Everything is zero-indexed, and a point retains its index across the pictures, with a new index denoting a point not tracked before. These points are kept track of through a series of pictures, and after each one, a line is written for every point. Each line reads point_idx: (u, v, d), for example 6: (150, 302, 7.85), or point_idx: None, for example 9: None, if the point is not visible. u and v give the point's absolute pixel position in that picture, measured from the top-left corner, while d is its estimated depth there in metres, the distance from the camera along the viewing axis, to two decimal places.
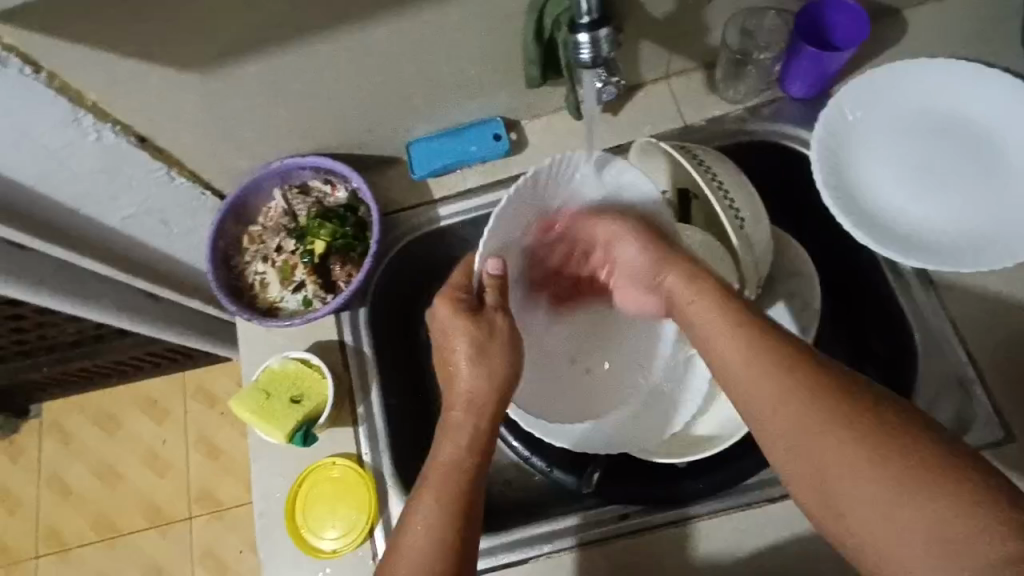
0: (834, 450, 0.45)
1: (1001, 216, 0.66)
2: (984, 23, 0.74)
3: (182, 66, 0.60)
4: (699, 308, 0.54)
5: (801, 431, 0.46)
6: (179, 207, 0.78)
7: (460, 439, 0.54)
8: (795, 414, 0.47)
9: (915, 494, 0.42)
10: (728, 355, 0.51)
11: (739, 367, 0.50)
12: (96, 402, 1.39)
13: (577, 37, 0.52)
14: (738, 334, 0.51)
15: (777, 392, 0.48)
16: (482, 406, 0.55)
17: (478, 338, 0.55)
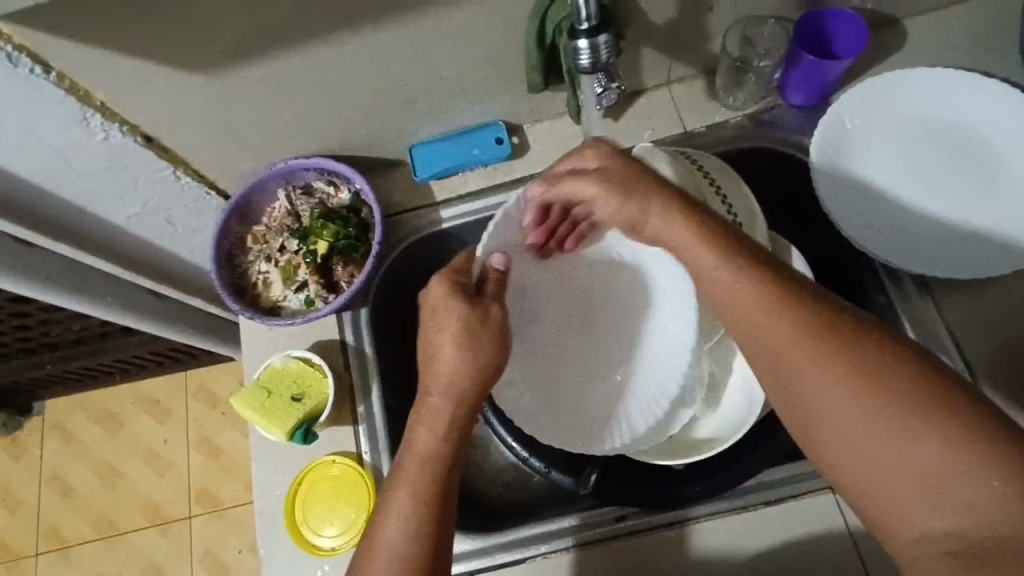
0: (821, 383, 0.45)
1: (998, 225, 0.67)
2: (983, 32, 0.75)
3: (189, 67, 0.61)
4: (676, 228, 0.54)
5: (778, 345, 0.47)
6: (184, 207, 0.79)
7: (438, 428, 0.54)
8: (771, 327, 0.48)
9: (907, 428, 0.41)
10: (717, 286, 0.51)
11: (721, 280, 0.51)
12: (99, 400, 1.40)
13: (577, 43, 0.53)
14: (723, 268, 0.51)
15: (753, 305, 0.49)
16: (460, 395, 0.54)
17: (469, 325, 0.55)
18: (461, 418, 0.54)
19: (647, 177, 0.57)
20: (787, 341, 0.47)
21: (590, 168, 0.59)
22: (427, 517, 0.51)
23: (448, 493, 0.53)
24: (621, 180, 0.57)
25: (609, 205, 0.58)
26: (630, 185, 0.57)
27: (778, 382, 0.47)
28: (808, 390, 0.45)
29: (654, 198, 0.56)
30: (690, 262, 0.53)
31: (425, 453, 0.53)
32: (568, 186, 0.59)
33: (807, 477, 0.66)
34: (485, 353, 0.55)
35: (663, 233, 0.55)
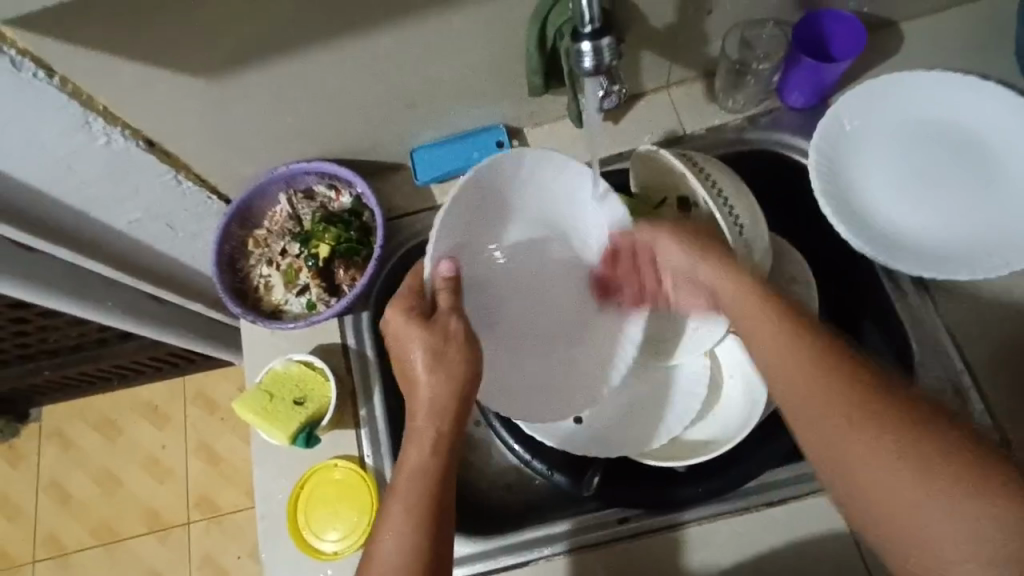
0: (866, 446, 0.48)
1: (996, 225, 0.67)
2: (979, 34, 0.75)
3: (192, 72, 0.61)
4: (732, 283, 0.56)
5: (823, 400, 0.50)
6: (185, 211, 0.79)
7: (424, 444, 0.54)
8: (817, 384, 0.50)
9: (946, 494, 0.45)
10: (767, 346, 0.53)
11: (770, 336, 0.53)
12: (98, 406, 1.39)
13: (580, 46, 0.53)
14: (773, 326, 0.54)
15: (799, 362, 0.51)
16: (444, 411, 0.55)
17: (434, 344, 0.55)
18: (448, 432, 0.54)
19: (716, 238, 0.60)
20: (843, 413, 0.49)
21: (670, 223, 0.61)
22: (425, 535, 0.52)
23: (443, 508, 0.53)
24: (689, 230, 0.60)
25: (678, 254, 0.60)
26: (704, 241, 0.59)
27: (832, 448, 0.49)
28: (846, 444, 0.48)
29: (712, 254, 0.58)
30: (742, 321, 0.56)
31: (416, 471, 0.53)
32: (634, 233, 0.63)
33: (808, 478, 0.67)
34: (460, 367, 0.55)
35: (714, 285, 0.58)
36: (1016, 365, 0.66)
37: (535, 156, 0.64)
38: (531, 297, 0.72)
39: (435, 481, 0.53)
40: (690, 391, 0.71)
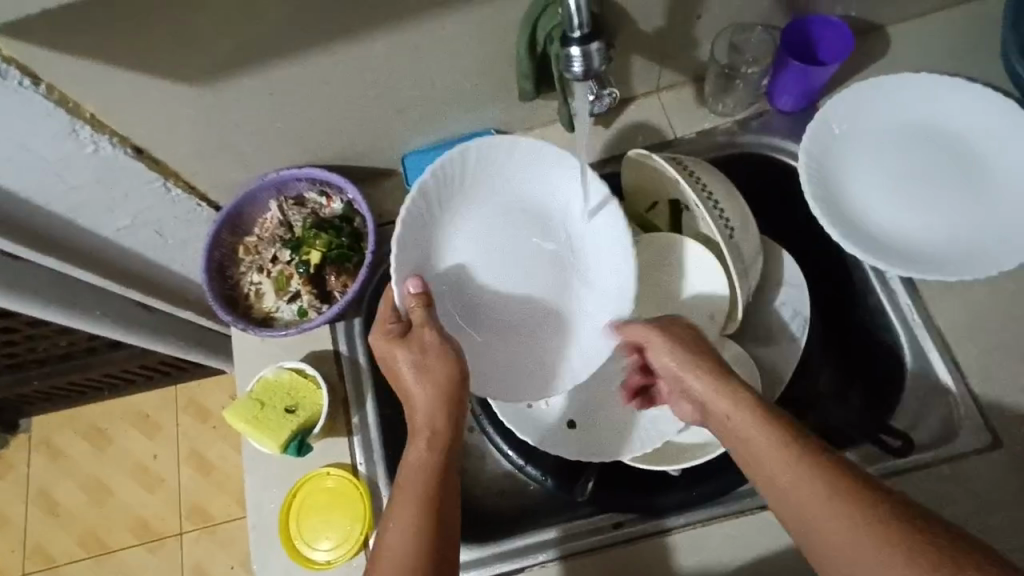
0: (854, 544, 0.45)
1: (984, 227, 0.67)
2: (965, 38, 0.76)
3: (181, 78, 0.60)
4: (720, 395, 0.56)
5: (814, 508, 0.48)
6: (175, 218, 0.79)
7: (423, 441, 0.55)
8: (806, 492, 0.48)
9: None
10: (754, 452, 0.52)
11: (757, 445, 0.52)
12: (88, 416, 1.37)
13: (569, 50, 0.53)
14: (757, 429, 0.52)
15: (792, 473, 0.49)
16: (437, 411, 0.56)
17: (419, 356, 0.57)
18: (445, 429, 0.56)
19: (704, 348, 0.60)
20: (829, 511, 0.47)
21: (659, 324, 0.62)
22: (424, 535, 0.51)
23: (441, 506, 0.53)
24: (677, 338, 0.61)
25: (667, 360, 0.60)
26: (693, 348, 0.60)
27: (824, 549, 0.47)
28: (845, 551, 0.46)
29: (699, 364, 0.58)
30: (729, 431, 0.55)
31: (415, 466, 0.54)
32: (630, 331, 0.63)
33: None
34: (448, 370, 0.57)
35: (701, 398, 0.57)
36: (1008, 366, 0.66)
37: (497, 142, 0.64)
38: (517, 282, 0.69)
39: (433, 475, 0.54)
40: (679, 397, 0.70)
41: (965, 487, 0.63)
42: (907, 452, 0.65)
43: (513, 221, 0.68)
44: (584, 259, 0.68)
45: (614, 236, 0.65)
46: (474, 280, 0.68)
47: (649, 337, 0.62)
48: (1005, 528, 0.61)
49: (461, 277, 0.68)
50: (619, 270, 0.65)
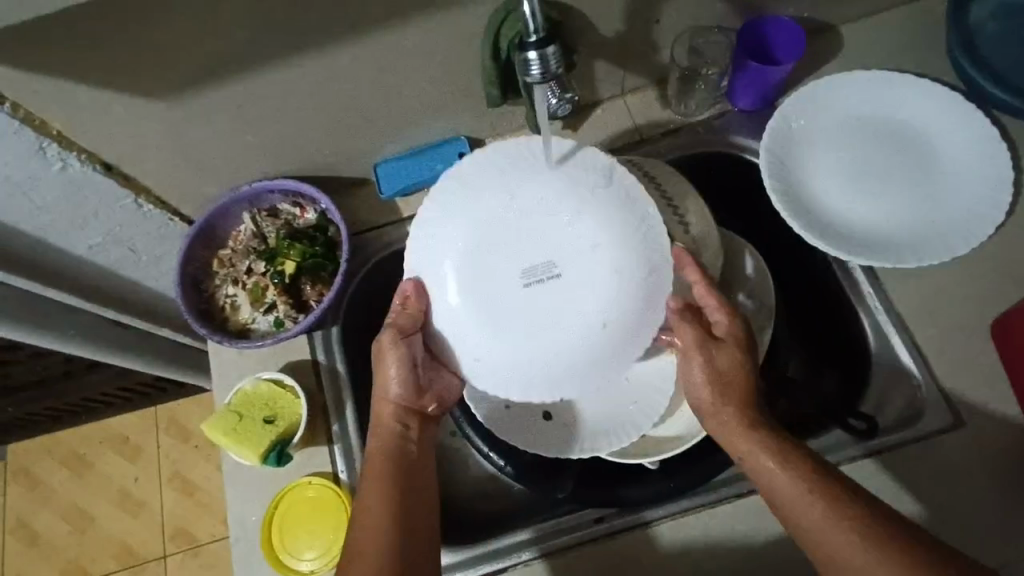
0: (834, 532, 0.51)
1: (938, 214, 0.70)
2: (914, 35, 0.79)
3: (147, 94, 0.61)
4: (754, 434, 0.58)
5: (821, 528, 0.51)
6: (148, 234, 0.79)
7: (387, 437, 0.64)
8: (814, 510, 0.52)
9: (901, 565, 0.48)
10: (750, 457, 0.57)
11: (775, 477, 0.55)
12: (65, 441, 1.35)
13: (527, 55, 0.55)
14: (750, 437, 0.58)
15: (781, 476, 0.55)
16: (400, 413, 0.65)
17: (393, 359, 0.63)
18: (407, 429, 0.65)
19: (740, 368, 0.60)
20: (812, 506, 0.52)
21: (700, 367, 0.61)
22: (393, 511, 0.59)
23: (407, 495, 0.60)
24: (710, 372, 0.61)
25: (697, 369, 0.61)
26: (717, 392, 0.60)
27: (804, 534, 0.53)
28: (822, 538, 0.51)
29: (727, 396, 0.60)
30: (731, 439, 0.59)
31: (376, 459, 0.62)
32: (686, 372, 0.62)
33: None
34: (416, 379, 0.65)
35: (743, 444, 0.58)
36: (965, 348, 0.68)
37: (424, 242, 0.63)
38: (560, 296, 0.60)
39: (396, 461, 0.62)
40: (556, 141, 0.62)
41: (928, 464, 0.65)
42: (870, 435, 0.68)
43: (473, 303, 0.61)
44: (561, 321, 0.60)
45: (613, 338, 0.60)
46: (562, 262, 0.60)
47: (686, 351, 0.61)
48: (968, 506, 0.63)
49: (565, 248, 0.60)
50: (578, 345, 0.60)
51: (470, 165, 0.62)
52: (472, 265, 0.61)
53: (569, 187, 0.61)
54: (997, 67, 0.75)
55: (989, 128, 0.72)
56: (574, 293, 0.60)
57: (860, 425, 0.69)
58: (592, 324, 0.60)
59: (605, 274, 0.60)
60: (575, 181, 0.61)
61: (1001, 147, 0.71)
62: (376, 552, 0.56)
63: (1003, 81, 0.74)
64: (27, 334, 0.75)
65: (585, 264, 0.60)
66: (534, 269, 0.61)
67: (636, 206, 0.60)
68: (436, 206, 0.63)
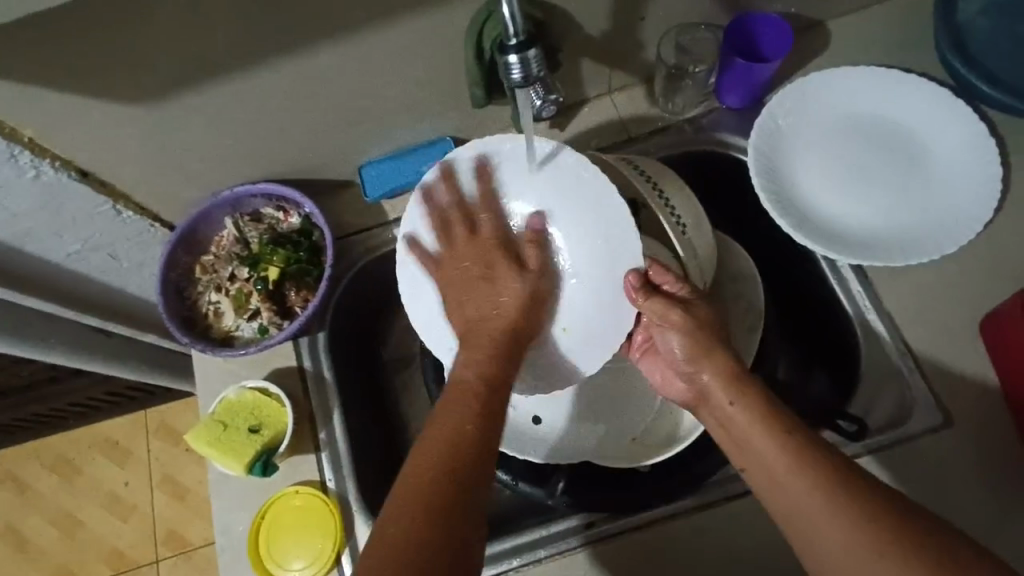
0: (814, 511, 0.48)
1: (926, 212, 0.70)
2: (902, 31, 0.78)
3: (121, 99, 0.59)
4: (732, 406, 0.55)
5: (799, 509, 0.49)
6: (128, 241, 0.78)
7: (483, 348, 0.58)
8: (796, 486, 0.50)
9: (883, 551, 0.45)
10: (738, 427, 0.54)
11: (759, 450, 0.52)
12: (53, 447, 1.33)
13: (508, 58, 0.54)
14: (740, 409, 0.54)
15: (767, 449, 0.52)
16: (495, 331, 0.59)
17: (502, 270, 0.62)
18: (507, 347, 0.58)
19: (712, 343, 0.57)
20: (796, 483, 0.50)
21: (673, 340, 0.59)
22: (464, 436, 0.50)
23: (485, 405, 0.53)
24: (702, 348, 0.57)
25: (676, 342, 0.58)
26: (689, 365, 0.58)
27: (783, 511, 0.50)
28: (800, 515, 0.49)
29: (710, 364, 0.57)
30: (718, 410, 0.56)
31: (467, 385, 0.54)
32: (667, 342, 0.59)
33: None
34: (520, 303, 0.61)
35: (724, 417, 0.56)
36: (954, 346, 0.68)
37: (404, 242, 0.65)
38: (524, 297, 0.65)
39: (489, 387, 0.55)
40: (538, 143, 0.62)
41: (918, 464, 0.65)
42: (862, 435, 0.67)
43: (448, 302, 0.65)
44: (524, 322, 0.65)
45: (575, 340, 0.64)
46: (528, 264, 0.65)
47: (668, 316, 0.57)
48: (958, 504, 0.63)
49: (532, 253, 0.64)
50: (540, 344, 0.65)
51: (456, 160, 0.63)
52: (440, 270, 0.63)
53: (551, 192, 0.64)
54: (986, 64, 0.74)
55: (979, 123, 0.71)
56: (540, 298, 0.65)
57: (851, 427, 0.69)
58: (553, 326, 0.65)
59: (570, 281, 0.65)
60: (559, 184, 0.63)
61: (991, 144, 0.71)
62: (432, 459, 0.49)
63: (991, 79, 0.73)
64: (7, 346, 0.73)
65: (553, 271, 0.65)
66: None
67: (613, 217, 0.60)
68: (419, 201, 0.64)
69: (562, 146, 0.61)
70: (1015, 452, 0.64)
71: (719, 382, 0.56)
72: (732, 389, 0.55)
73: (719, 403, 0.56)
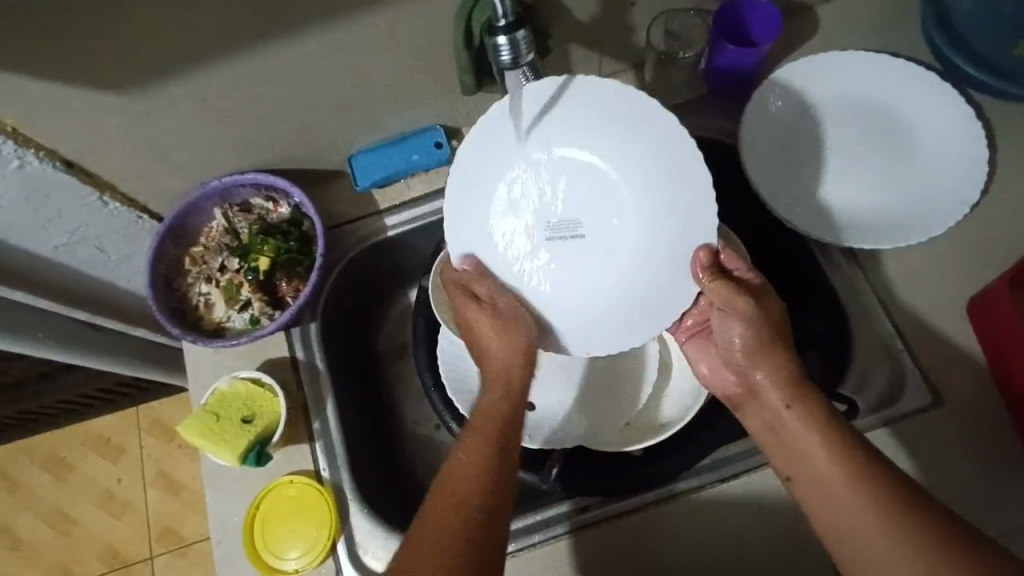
0: (854, 511, 0.50)
1: (919, 193, 0.70)
2: (889, 15, 0.79)
3: (104, 88, 0.59)
4: (788, 409, 0.56)
5: (841, 513, 0.50)
6: (116, 233, 0.77)
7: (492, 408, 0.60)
8: (840, 486, 0.51)
9: (920, 551, 0.46)
10: (789, 425, 0.56)
11: (806, 445, 0.54)
12: (44, 445, 1.32)
13: (496, 40, 0.53)
14: (796, 410, 0.56)
15: (815, 448, 0.53)
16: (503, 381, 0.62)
17: (484, 318, 0.63)
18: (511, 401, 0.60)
19: (775, 342, 0.59)
20: (841, 485, 0.51)
21: (734, 330, 0.60)
22: (478, 484, 0.54)
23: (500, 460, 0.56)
24: (772, 334, 0.59)
25: (738, 332, 0.60)
26: (745, 360, 0.60)
27: (822, 514, 0.52)
28: (839, 514, 0.50)
29: (768, 360, 0.59)
30: (769, 407, 0.58)
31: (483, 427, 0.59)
32: (728, 331, 0.61)
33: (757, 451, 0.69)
34: (503, 344, 0.63)
35: (777, 420, 0.57)
36: (943, 328, 0.69)
37: (453, 205, 0.65)
38: (588, 251, 0.65)
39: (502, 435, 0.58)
40: (546, 79, 0.60)
41: (909, 445, 0.66)
42: (853, 415, 0.67)
43: (516, 257, 0.65)
44: (588, 281, 0.65)
45: (661, 262, 0.63)
46: (581, 216, 0.65)
47: (735, 304, 0.59)
48: (947, 483, 0.64)
49: (584, 206, 0.65)
50: (600, 302, 0.65)
51: (475, 136, 0.63)
52: (502, 226, 0.65)
53: (579, 121, 0.62)
54: (972, 48, 0.75)
55: (966, 107, 0.72)
56: (613, 227, 0.64)
57: (843, 408, 0.68)
58: (615, 284, 0.65)
59: (637, 212, 0.63)
60: (582, 109, 0.61)
61: (974, 125, 0.71)
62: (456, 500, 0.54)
63: (977, 62, 0.74)
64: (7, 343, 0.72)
65: (618, 206, 0.64)
66: (558, 224, 0.65)
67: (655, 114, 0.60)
68: (457, 185, 0.65)
69: (568, 76, 0.60)
70: (1003, 431, 0.65)
71: (777, 380, 0.58)
72: (790, 387, 0.57)
73: (773, 405, 0.58)
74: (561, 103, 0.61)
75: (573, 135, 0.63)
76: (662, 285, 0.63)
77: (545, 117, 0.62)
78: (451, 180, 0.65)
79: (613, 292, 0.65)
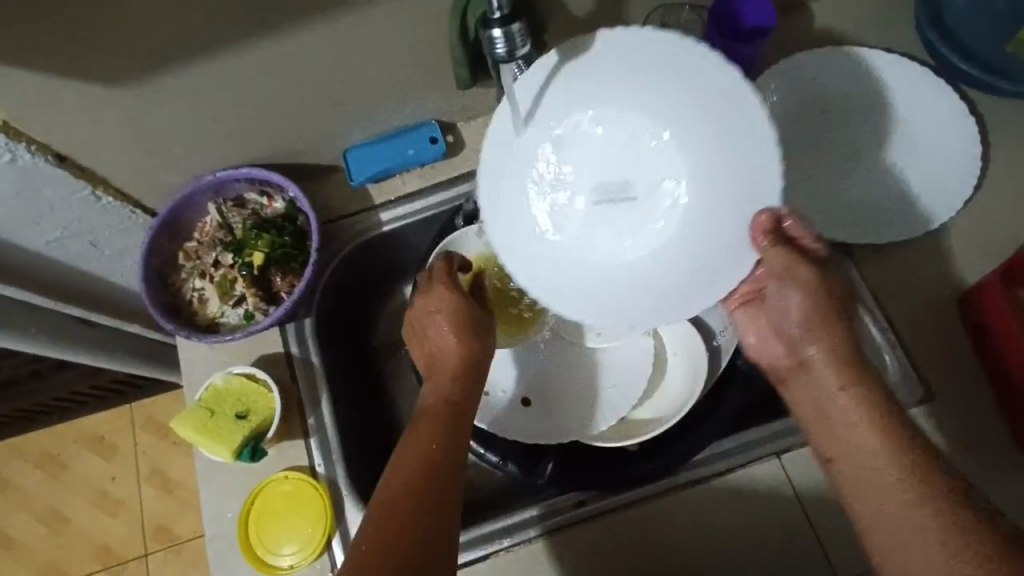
0: (888, 484, 0.51)
1: (910, 190, 0.72)
2: (884, 11, 0.79)
3: (96, 80, 0.58)
4: (843, 389, 0.56)
5: (873, 484, 0.52)
6: (109, 228, 0.77)
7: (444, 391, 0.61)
8: (880, 459, 0.53)
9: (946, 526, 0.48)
10: (838, 400, 0.56)
11: (852, 420, 0.55)
12: (37, 443, 1.31)
13: (492, 33, 0.53)
14: (848, 387, 0.56)
15: (859, 421, 0.55)
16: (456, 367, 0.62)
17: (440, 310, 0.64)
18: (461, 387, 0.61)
19: (831, 313, 0.58)
20: (879, 459, 0.53)
21: (793, 301, 0.60)
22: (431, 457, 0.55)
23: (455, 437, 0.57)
24: (829, 305, 0.59)
25: (796, 303, 0.59)
26: (801, 332, 0.60)
27: (852, 486, 0.54)
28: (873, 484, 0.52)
29: (825, 333, 0.58)
30: (822, 380, 0.58)
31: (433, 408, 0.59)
32: (789, 300, 0.60)
33: (752, 446, 0.69)
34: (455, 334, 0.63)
35: (828, 396, 0.57)
36: (937, 323, 0.69)
37: (489, 171, 0.62)
38: (639, 218, 0.63)
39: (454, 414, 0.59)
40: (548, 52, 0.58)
41: None
42: None
43: (561, 226, 0.64)
44: (638, 250, 0.63)
45: (712, 228, 0.60)
46: (631, 181, 0.62)
47: (795, 275, 0.58)
48: None
49: (633, 170, 0.62)
50: (651, 273, 0.63)
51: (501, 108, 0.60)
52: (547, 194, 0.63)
53: (615, 75, 0.59)
54: (965, 44, 0.75)
55: (959, 102, 0.72)
56: (666, 190, 0.61)
57: None
58: (667, 254, 0.62)
59: (691, 173, 0.60)
60: (605, 69, 0.59)
61: (968, 123, 0.72)
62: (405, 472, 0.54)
63: (971, 57, 0.74)
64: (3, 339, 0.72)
65: (671, 168, 0.61)
66: (611, 187, 0.62)
67: (693, 56, 0.55)
68: (490, 161, 0.62)
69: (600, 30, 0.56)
70: (995, 424, 0.66)
71: (833, 353, 0.57)
72: (840, 364, 0.57)
73: (826, 383, 0.57)
74: (590, 60, 0.58)
75: (620, 93, 0.60)
76: (718, 256, 0.60)
77: (573, 73, 0.59)
78: (485, 149, 0.61)
79: (664, 263, 0.62)
